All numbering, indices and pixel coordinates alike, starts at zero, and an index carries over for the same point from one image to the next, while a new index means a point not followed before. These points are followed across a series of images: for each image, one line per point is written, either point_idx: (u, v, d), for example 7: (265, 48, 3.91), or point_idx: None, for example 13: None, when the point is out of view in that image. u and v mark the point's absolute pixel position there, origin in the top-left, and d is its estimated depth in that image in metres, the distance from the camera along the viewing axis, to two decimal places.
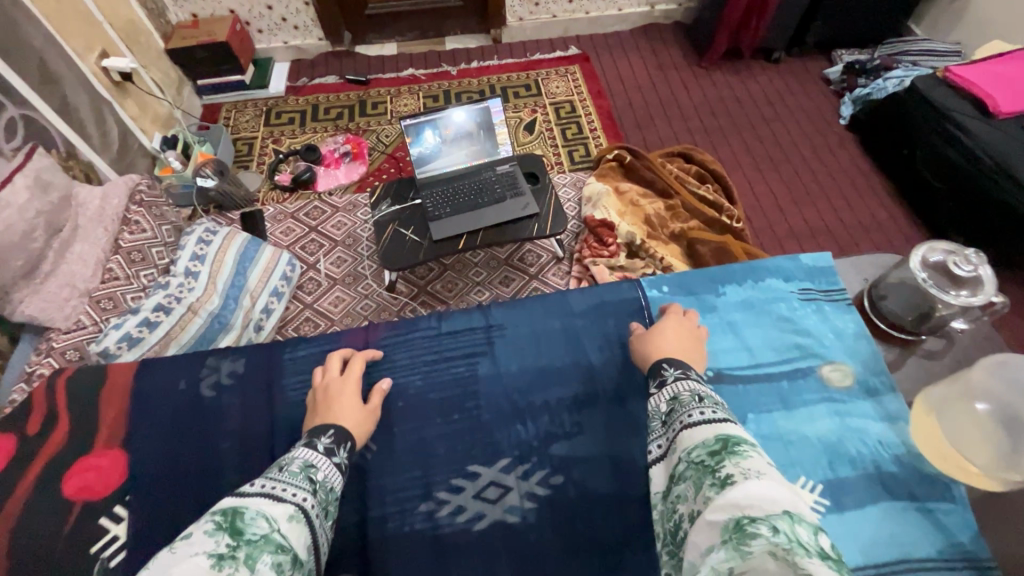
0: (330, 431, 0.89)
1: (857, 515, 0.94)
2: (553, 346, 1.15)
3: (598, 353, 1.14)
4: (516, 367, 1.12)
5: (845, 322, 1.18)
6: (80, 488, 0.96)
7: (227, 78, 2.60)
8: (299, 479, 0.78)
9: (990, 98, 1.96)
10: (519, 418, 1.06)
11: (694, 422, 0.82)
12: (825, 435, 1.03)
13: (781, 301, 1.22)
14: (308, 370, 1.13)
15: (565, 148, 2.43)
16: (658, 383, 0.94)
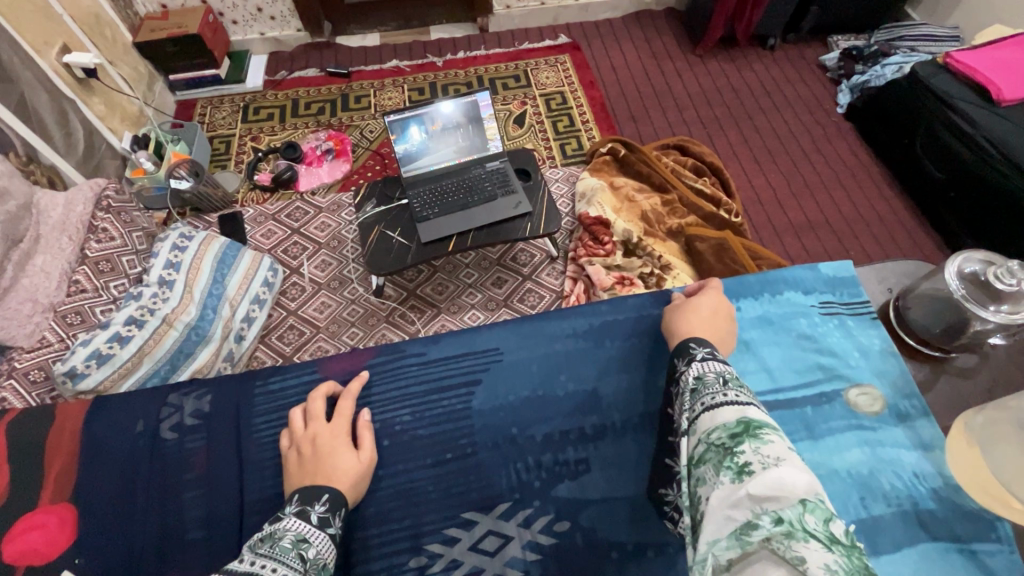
0: (325, 495, 0.82)
1: (893, 558, 0.88)
2: (554, 373, 1.08)
3: (602, 379, 1.07)
4: (515, 397, 1.05)
5: (870, 338, 1.12)
6: (22, 551, 0.86)
7: (200, 72, 2.48)
8: (289, 557, 0.73)
9: (992, 85, 1.90)
10: (518, 457, 0.99)
11: (717, 403, 0.75)
12: (855, 467, 0.97)
13: (800, 316, 1.16)
14: (285, 399, 1.05)
15: (556, 141, 2.35)
16: (685, 360, 0.87)
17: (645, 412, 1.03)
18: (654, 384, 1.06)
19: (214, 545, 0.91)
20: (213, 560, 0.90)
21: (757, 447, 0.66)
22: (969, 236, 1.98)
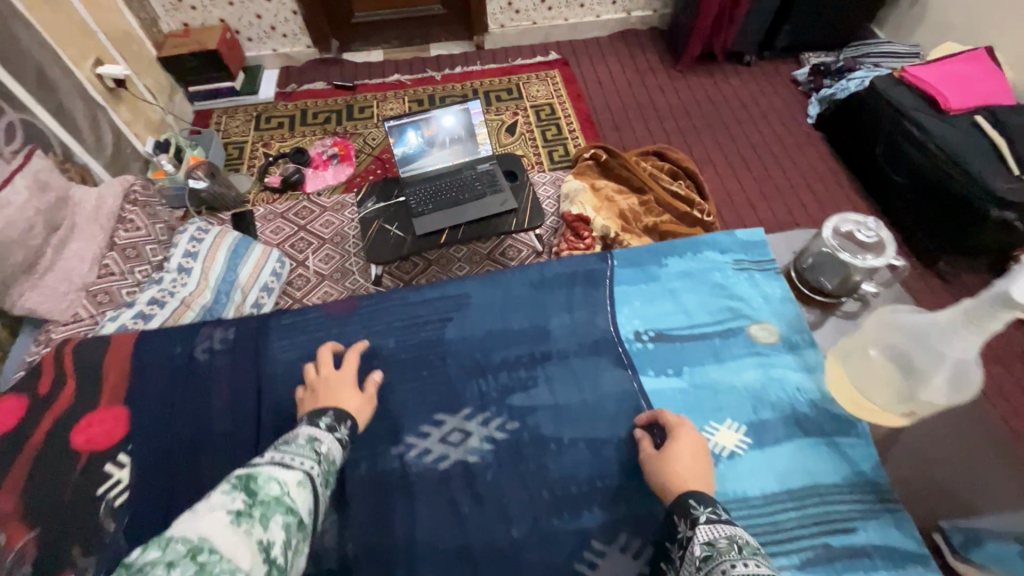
0: (330, 414, 0.97)
1: (775, 449, 1.11)
2: (514, 312, 1.30)
3: (557, 321, 1.28)
4: (482, 330, 1.26)
5: (773, 288, 1.35)
6: (87, 439, 1.07)
7: (217, 85, 2.69)
8: (304, 451, 0.86)
9: (941, 95, 2.10)
10: (481, 373, 1.20)
11: (741, 571, 0.73)
12: (751, 383, 1.19)
13: (715, 270, 1.39)
14: (294, 337, 1.26)
15: (545, 148, 2.54)
16: (689, 524, 0.86)
17: (592, 341, 1.25)
18: (596, 322, 1.28)
19: (235, 441, 1.10)
20: (234, 443, 1.09)
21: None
22: (926, 235, 2.11)
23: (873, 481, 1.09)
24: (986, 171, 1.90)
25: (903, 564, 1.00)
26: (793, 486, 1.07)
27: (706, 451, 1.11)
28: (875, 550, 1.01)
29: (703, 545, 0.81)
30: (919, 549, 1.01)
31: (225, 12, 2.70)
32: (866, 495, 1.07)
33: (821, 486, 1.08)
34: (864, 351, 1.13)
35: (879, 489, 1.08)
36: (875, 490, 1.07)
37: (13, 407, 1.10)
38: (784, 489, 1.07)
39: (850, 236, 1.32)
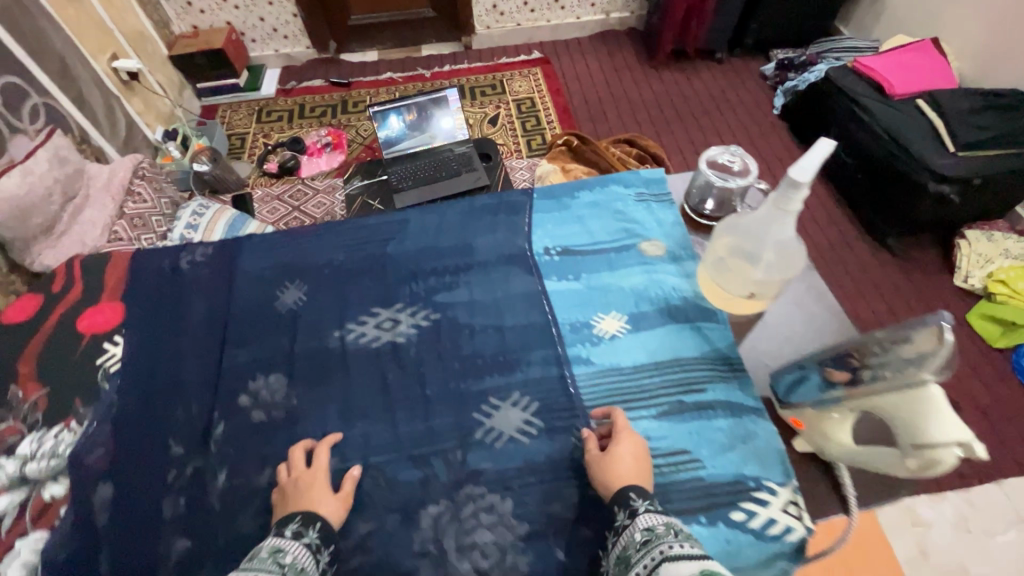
0: (297, 517, 0.86)
1: (646, 334, 1.14)
2: (444, 235, 1.35)
3: (480, 239, 1.33)
4: (411, 245, 1.33)
5: (669, 214, 1.33)
6: (90, 325, 1.20)
7: (223, 81, 2.92)
8: (265, 564, 0.75)
9: (886, 82, 2.24)
10: (410, 279, 1.27)
11: (675, 553, 0.68)
12: (634, 285, 1.21)
13: (614, 195, 1.38)
14: (268, 250, 1.33)
15: (524, 137, 2.72)
16: (627, 513, 0.82)
17: (515, 252, 1.30)
18: (515, 238, 1.33)
19: (210, 323, 1.22)
20: (212, 320, 1.23)
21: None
22: (877, 214, 2.23)
23: (728, 358, 1.10)
24: (926, 151, 2.01)
25: (742, 418, 1.02)
26: (658, 361, 1.10)
27: (590, 333, 1.16)
28: (721, 408, 1.04)
29: (642, 531, 0.76)
30: (759, 409, 1.04)
31: (231, 15, 2.94)
32: (722, 370, 1.08)
33: (683, 362, 1.10)
34: (703, 263, 0.92)
35: (732, 364, 1.09)
36: (728, 361, 1.09)
37: (29, 303, 1.24)
38: (652, 363, 1.10)
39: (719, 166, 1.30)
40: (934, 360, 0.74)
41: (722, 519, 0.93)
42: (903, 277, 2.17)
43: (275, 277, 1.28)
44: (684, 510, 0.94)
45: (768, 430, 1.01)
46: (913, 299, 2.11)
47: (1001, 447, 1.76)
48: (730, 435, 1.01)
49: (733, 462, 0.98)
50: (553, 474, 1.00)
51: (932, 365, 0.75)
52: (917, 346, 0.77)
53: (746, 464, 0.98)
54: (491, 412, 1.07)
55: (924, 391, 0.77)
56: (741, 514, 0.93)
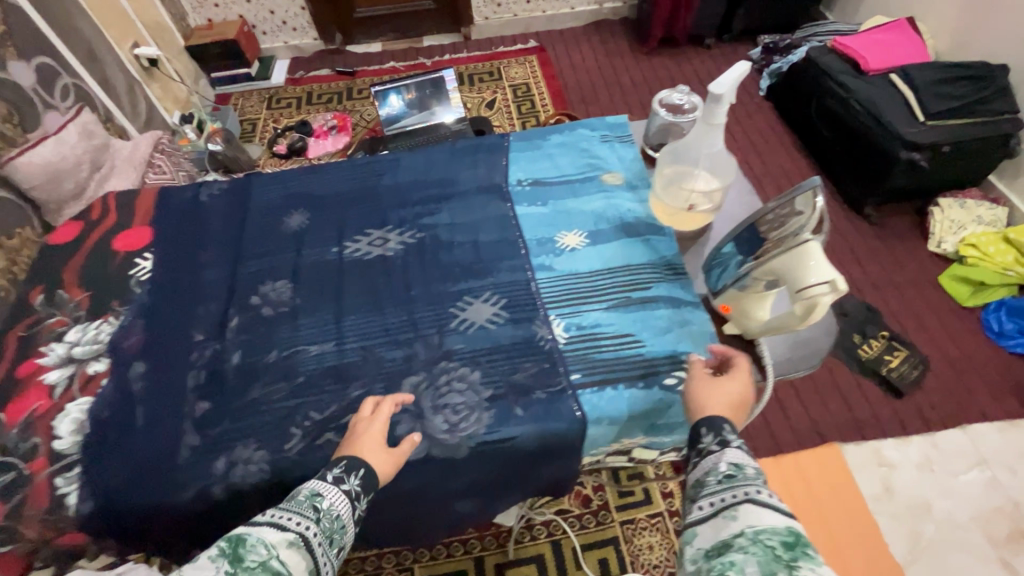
0: (341, 460, 0.72)
1: (592, 250, 0.99)
2: (376, 166, 1.17)
3: (412, 158, 1.18)
4: (348, 164, 1.18)
5: (635, 152, 1.15)
6: None
7: (236, 71, 3.10)
8: (302, 507, 0.65)
9: (862, 59, 2.33)
10: (334, 181, 1.14)
11: (760, 500, 0.59)
12: (594, 208, 1.05)
13: (583, 126, 1.21)
14: (280, 180, 1.15)
15: (519, 119, 2.87)
16: (716, 441, 0.69)
17: (493, 182, 1.12)
18: None
19: None
20: None
21: (810, 556, 0.52)
22: (854, 183, 2.32)
23: (678, 268, 0.96)
24: (900, 120, 2.10)
25: (681, 307, 0.91)
26: (608, 274, 0.96)
27: (551, 248, 1.01)
28: (663, 301, 0.92)
29: (729, 468, 0.65)
30: (699, 301, 0.92)
31: (243, 8, 3.11)
32: (672, 280, 0.94)
33: (628, 271, 0.96)
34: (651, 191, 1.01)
35: (678, 272, 0.95)
36: (674, 267, 0.96)
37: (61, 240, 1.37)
38: (605, 270, 0.97)
39: (671, 105, 1.13)
40: (811, 225, 0.70)
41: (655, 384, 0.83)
42: (879, 241, 2.25)
43: (279, 204, 1.11)
44: (624, 377, 0.84)
45: (715, 316, 0.91)
46: (892, 262, 2.18)
47: (966, 395, 1.83)
48: (669, 319, 0.89)
49: (670, 340, 0.87)
50: (509, 358, 0.87)
51: (808, 223, 0.70)
52: (799, 213, 0.73)
53: (680, 344, 0.86)
54: (465, 307, 0.94)
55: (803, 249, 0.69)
56: (673, 380, 0.83)
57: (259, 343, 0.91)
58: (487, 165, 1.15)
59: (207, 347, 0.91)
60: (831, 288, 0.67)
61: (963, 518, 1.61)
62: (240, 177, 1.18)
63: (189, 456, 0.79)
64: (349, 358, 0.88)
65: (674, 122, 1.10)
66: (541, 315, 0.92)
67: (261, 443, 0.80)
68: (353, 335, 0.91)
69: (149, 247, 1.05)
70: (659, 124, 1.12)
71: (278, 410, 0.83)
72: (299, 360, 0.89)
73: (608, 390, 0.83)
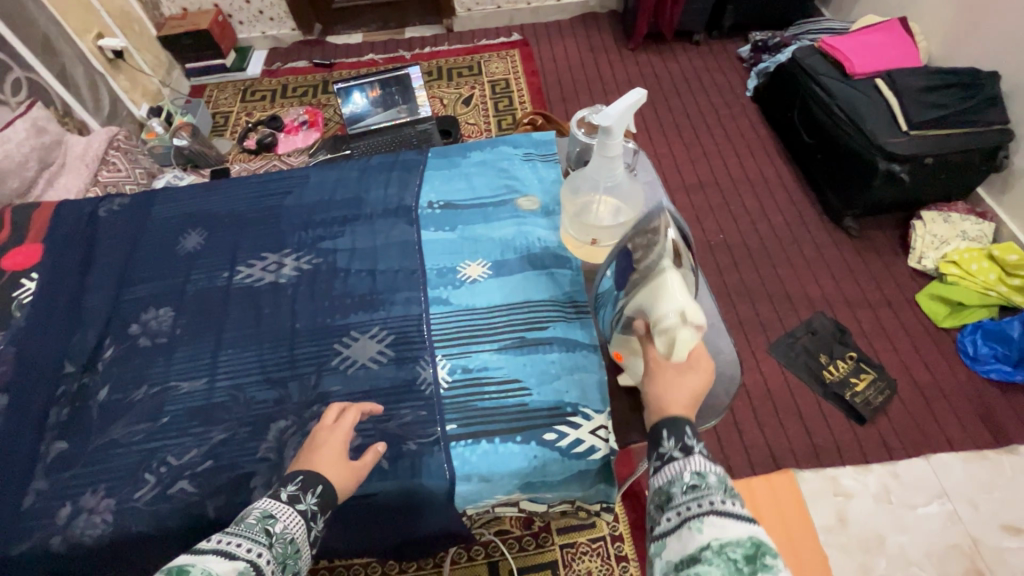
0: (297, 476, 0.66)
1: (494, 283, 0.93)
2: (283, 183, 1.11)
3: (324, 175, 1.12)
4: (255, 179, 1.12)
5: (556, 174, 1.07)
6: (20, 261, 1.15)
7: (211, 62, 3.04)
8: (252, 532, 0.58)
9: (847, 61, 2.21)
10: (238, 198, 1.09)
11: (726, 509, 0.53)
12: (503, 235, 0.99)
13: (506, 143, 1.13)
14: (183, 197, 1.10)
15: (494, 117, 2.78)
16: (679, 447, 0.62)
17: (402, 204, 1.06)
18: None
19: None
20: None
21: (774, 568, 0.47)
22: (833, 193, 2.21)
23: (579, 307, 0.89)
24: (880, 129, 1.98)
25: (576, 351, 0.84)
26: (505, 310, 0.90)
27: (452, 279, 0.95)
28: (557, 343, 0.85)
29: (693, 476, 0.59)
30: (596, 344, 0.85)
31: None
32: (570, 320, 0.88)
33: (526, 308, 0.90)
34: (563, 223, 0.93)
35: (580, 312, 0.89)
36: (575, 304, 0.89)
37: None
38: (502, 306, 0.90)
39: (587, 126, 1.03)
40: (668, 253, 0.68)
41: (534, 438, 0.77)
42: (857, 254, 2.15)
43: (177, 223, 1.05)
44: (503, 430, 0.78)
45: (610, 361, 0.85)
46: (869, 278, 2.08)
47: (934, 423, 1.73)
48: (560, 364, 0.83)
49: (557, 388, 0.81)
50: (385, 403, 0.82)
51: (665, 252, 0.68)
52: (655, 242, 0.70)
53: (568, 392, 0.80)
54: (350, 343, 0.88)
55: (662, 278, 0.67)
56: (554, 435, 0.77)
57: (129, 378, 0.86)
58: (399, 184, 1.09)
59: (76, 381, 0.87)
60: (683, 319, 0.65)
61: (916, 554, 1.52)
62: (144, 192, 1.12)
63: (35, 502, 0.76)
64: (219, 397, 0.84)
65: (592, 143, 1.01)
66: (427, 355, 0.86)
67: (110, 490, 0.76)
68: (228, 371, 0.86)
69: (35, 268, 1.00)
70: (578, 147, 1.03)
71: (137, 453, 0.79)
72: (166, 398, 0.84)
73: (482, 445, 0.77)
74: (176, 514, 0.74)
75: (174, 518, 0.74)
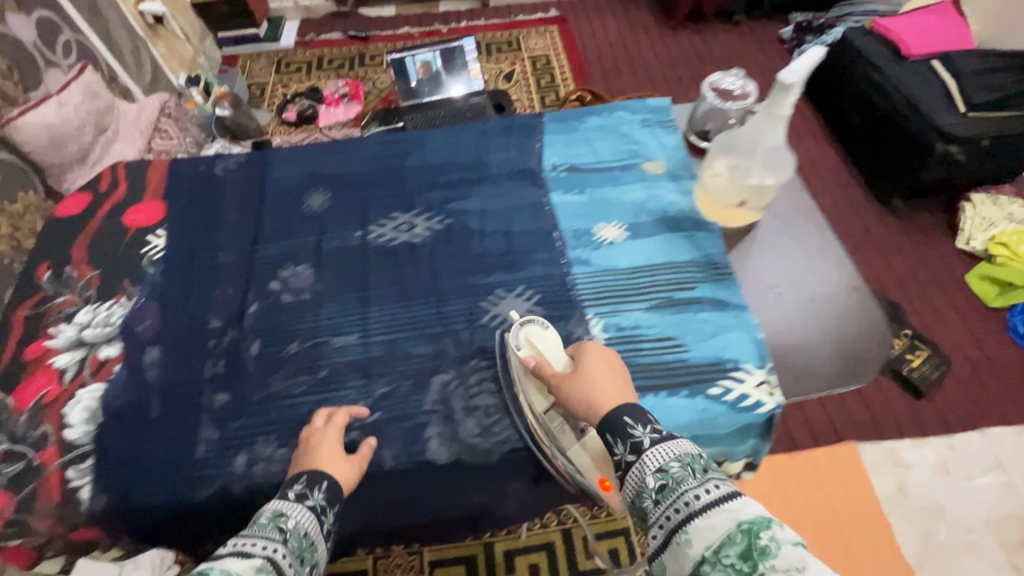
0: (300, 476, 0.65)
1: (634, 245, 0.94)
2: (400, 145, 1.10)
3: (439, 139, 1.11)
4: (372, 140, 1.11)
5: (677, 139, 1.08)
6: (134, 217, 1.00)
7: (243, 31, 2.97)
8: (266, 530, 0.56)
9: (903, 41, 2.01)
10: (358, 159, 1.08)
11: (702, 504, 0.49)
12: (635, 198, 0.99)
13: (623, 109, 1.13)
14: (300, 155, 1.09)
15: (538, 94, 2.75)
16: (629, 449, 0.58)
17: (526, 166, 1.06)
18: None
19: None
20: None
21: (768, 553, 0.43)
22: None
23: (722, 269, 0.90)
24: (936, 106, 1.81)
25: (727, 310, 0.86)
26: (650, 270, 0.91)
27: (590, 240, 0.95)
28: (708, 303, 0.87)
29: (655, 475, 0.54)
30: (746, 304, 0.87)
31: None
32: (714, 279, 0.89)
33: (671, 268, 0.91)
34: (699, 179, 0.94)
35: (724, 273, 0.90)
36: (716, 265, 0.90)
37: (76, 202, 1.03)
38: (646, 267, 0.91)
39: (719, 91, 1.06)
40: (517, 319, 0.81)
41: (700, 393, 0.78)
42: None
43: (300, 182, 1.05)
44: (667, 384, 0.79)
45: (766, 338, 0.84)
46: None
47: (987, 399, 1.59)
48: (714, 323, 0.84)
49: (715, 346, 0.82)
50: None
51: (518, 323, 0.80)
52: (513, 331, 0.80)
53: (727, 347, 0.82)
54: (498, 301, 0.89)
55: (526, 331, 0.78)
56: (719, 390, 0.78)
57: (279, 333, 0.86)
58: (520, 147, 1.09)
59: (226, 334, 0.86)
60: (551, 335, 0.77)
61: (975, 522, 1.40)
62: (257, 150, 1.11)
63: (208, 452, 0.76)
64: (374, 352, 0.84)
65: (722, 106, 1.05)
66: (579, 312, 0.87)
67: (283, 440, 0.76)
68: (379, 327, 0.86)
69: (162, 224, 0.99)
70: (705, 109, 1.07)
71: (302, 405, 0.79)
72: (321, 351, 0.84)
73: (648, 398, 0.78)
74: None
75: None
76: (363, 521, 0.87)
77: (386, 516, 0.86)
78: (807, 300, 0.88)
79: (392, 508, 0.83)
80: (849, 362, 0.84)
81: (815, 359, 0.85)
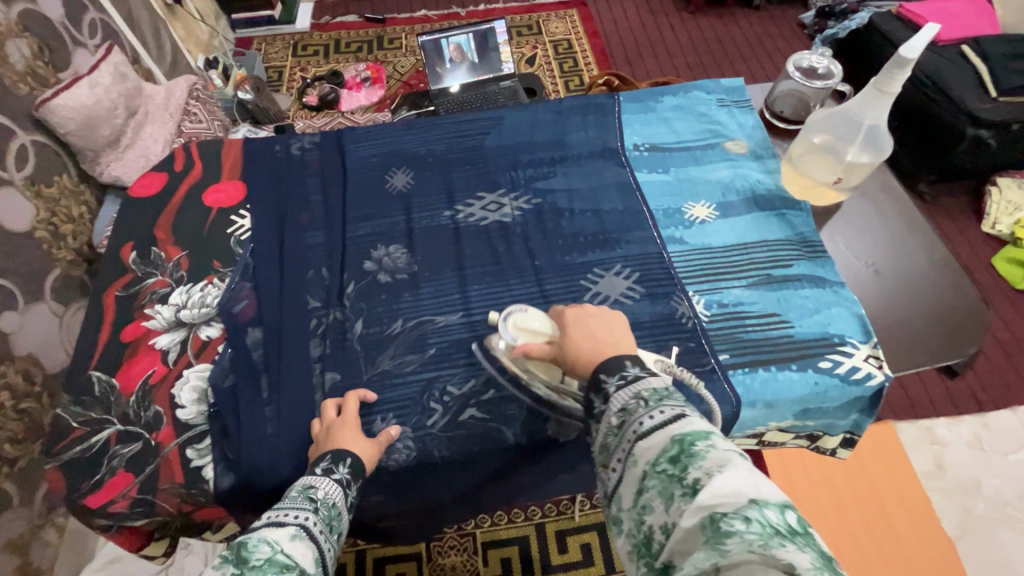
0: (326, 455, 0.65)
1: (725, 224, 0.94)
2: (476, 126, 1.09)
3: (515, 122, 1.10)
4: (449, 120, 1.10)
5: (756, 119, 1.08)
6: (215, 199, 0.98)
7: (258, 13, 2.75)
8: (296, 501, 0.57)
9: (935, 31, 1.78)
10: (436, 141, 1.07)
11: (649, 429, 0.47)
12: (722, 177, 0.99)
13: (698, 89, 1.13)
14: (377, 136, 1.08)
15: (562, 78, 2.61)
16: (601, 399, 0.54)
17: (607, 145, 1.05)
18: None
19: None
20: None
21: (699, 457, 0.42)
22: None
23: (813, 245, 0.91)
24: (965, 91, 1.57)
25: (825, 286, 0.87)
26: (744, 248, 0.91)
27: (681, 219, 0.95)
28: (806, 280, 0.87)
29: (617, 412, 0.51)
30: (841, 281, 0.88)
31: None
32: (808, 256, 0.90)
33: (763, 245, 0.91)
34: (788, 158, 0.96)
35: (817, 249, 0.91)
36: (810, 243, 0.91)
37: (151, 182, 1.01)
38: (740, 245, 0.92)
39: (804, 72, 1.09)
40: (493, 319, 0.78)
41: (810, 366, 0.79)
42: None
43: (380, 162, 1.04)
44: (776, 358, 0.80)
45: (873, 314, 0.89)
46: None
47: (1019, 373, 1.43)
48: (814, 299, 0.85)
49: (819, 322, 0.83)
50: (651, 335, 0.83)
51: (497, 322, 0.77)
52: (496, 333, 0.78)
53: (831, 321, 0.83)
54: (598, 279, 0.89)
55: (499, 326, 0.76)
56: (829, 363, 0.79)
57: (381, 312, 0.86)
58: (598, 127, 1.08)
59: (327, 314, 0.86)
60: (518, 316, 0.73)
61: (1012, 495, 1.25)
62: (332, 131, 1.11)
63: None
64: (480, 330, 0.84)
65: (807, 85, 1.08)
66: (680, 291, 0.87)
67: (401, 417, 0.76)
68: (482, 305, 0.86)
69: (245, 205, 0.98)
70: (787, 88, 1.12)
71: (414, 383, 0.79)
72: (427, 330, 0.84)
73: (760, 372, 0.79)
74: (471, 440, 0.75)
75: (475, 444, 0.75)
76: (468, 501, 0.86)
77: (489, 495, 0.85)
78: (903, 287, 0.94)
79: (499, 486, 0.83)
80: (951, 338, 0.89)
81: (919, 333, 0.90)
